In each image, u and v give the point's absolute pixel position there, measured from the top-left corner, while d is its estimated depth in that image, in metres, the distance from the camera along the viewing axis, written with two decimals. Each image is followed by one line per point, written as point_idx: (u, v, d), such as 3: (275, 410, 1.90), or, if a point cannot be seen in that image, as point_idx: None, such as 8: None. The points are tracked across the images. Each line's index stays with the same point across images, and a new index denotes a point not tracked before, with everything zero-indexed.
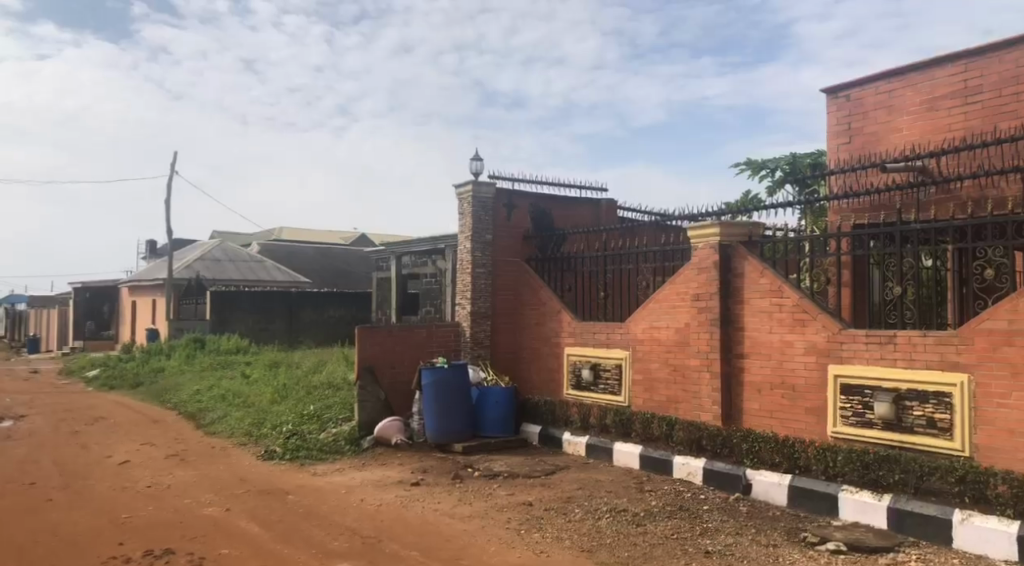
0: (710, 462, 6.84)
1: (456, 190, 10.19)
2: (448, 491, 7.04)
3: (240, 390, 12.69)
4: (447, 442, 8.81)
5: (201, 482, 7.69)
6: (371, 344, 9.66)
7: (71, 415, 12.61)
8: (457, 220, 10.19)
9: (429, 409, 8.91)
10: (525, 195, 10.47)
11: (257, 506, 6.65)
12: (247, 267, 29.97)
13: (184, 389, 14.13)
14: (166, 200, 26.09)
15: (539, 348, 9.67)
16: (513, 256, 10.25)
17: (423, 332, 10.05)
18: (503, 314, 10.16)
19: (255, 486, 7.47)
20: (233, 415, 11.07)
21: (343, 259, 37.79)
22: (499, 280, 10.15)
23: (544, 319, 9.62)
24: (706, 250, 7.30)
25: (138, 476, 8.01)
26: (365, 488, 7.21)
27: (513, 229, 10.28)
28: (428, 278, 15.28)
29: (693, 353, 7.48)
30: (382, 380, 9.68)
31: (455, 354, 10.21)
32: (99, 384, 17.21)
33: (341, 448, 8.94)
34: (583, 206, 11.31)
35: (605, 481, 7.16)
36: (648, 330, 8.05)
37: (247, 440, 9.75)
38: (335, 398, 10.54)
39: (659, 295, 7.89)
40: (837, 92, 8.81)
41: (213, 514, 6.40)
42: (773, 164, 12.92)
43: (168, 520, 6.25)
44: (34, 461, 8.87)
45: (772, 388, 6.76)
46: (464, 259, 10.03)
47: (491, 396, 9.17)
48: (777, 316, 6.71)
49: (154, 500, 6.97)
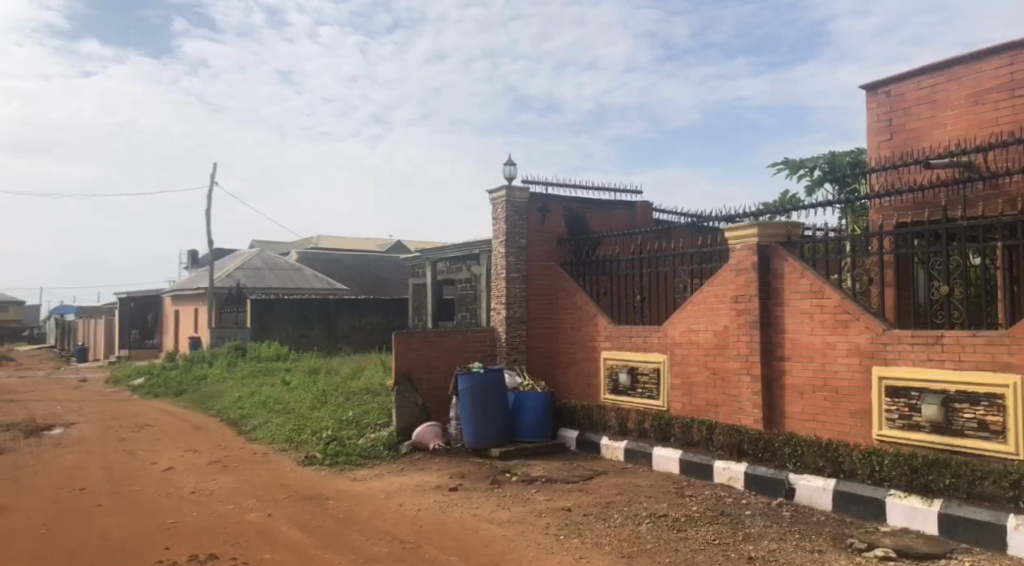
0: (752, 466, 6.72)
1: (490, 196, 10.21)
2: (486, 496, 7.04)
3: (280, 396, 12.86)
4: (484, 447, 8.82)
5: (244, 487, 7.81)
6: (407, 350, 9.72)
7: (117, 422, 12.91)
8: (492, 226, 10.20)
9: (465, 415, 8.93)
10: (559, 199, 10.45)
11: (298, 512, 6.72)
12: (286, 275, 30.45)
13: (226, 396, 14.37)
14: (208, 211, 26.67)
15: (575, 352, 9.63)
16: (547, 260, 10.23)
17: (459, 337, 10.08)
18: (539, 319, 10.14)
19: (296, 491, 7.55)
20: (274, 421, 11.22)
21: (378, 266, 38.17)
22: (534, 285, 10.14)
23: (580, 323, 9.57)
24: (744, 251, 7.19)
25: (182, 482, 8.18)
26: (404, 494, 7.25)
27: (547, 233, 10.27)
28: (462, 283, 15.35)
29: (732, 356, 7.37)
30: (419, 386, 9.73)
31: (490, 360, 10.23)
32: (144, 392, 17.60)
33: (380, 453, 9.00)
34: (617, 208, 11.24)
35: (645, 486, 7.08)
36: (686, 333, 7.96)
37: (288, 446, 9.88)
38: (373, 404, 10.62)
39: (697, 298, 7.80)
40: (878, 88, 8.64)
41: (256, 520, 6.49)
42: (811, 163, 12.69)
43: (212, 525, 6.36)
44: (83, 468, 9.11)
45: (814, 391, 6.63)
46: (499, 264, 10.05)
47: (527, 401, 9.15)
48: (819, 317, 6.58)
49: (198, 505, 7.10)
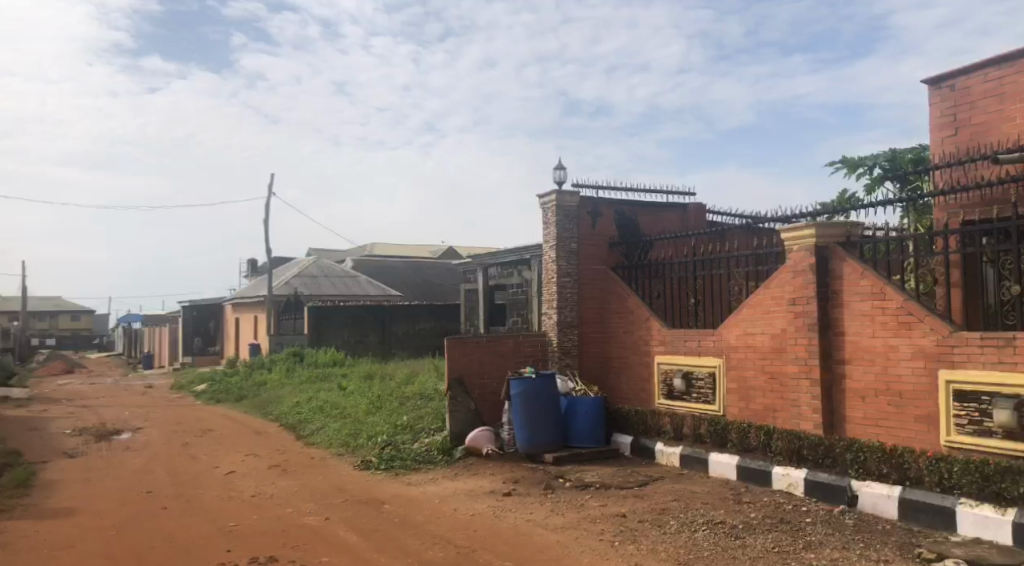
0: (812, 473, 6.55)
1: (540, 200, 10.21)
2: (540, 501, 7.04)
3: (337, 402, 13.09)
4: (537, 452, 8.82)
5: (302, 491, 7.97)
6: (460, 355, 9.79)
7: (182, 427, 13.33)
8: (542, 230, 10.21)
9: (518, 419, 8.95)
10: (610, 202, 10.39)
11: (354, 516, 6.83)
12: (341, 282, 31.02)
13: (285, 402, 14.71)
14: (266, 221, 27.39)
15: (628, 357, 9.54)
16: (599, 264, 10.19)
17: (511, 342, 10.11)
18: (591, 323, 10.10)
19: (353, 496, 7.67)
20: (331, 426, 11.43)
21: (430, 272, 38.55)
22: (585, 289, 10.10)
23: (632, 327, 9.49)
24: (801, 252, 7.03)
25: (243, 485, 8.41)
26: (458, 498, 7.30)
27: (598, 237, 10.22)
28: (514, 288, 15.38)
29: (790, 360, 7.21)
30: (472, 391, 9.79)
31: (542, 364, 10.23)
32: (206, 397, 18.14)
33: (435, 457, 9.08)
34: (670, 211, 11.13)
35: (701, 493, 6.97)
36: (742, 336, 7.81)
37: (345, 451, 10.06)
38: (427, 409, 10.73)
39: (753, 301, 7.66)
40: (941, 82, 8.37)
41: (314, 523, 6.61)
42: (871, 161, 12.33)
43: (272, 528, 6.51)
44: (150, 471, 9.44)
45: (877, 395, 6.43)
46: (550, 269, 10.04)
47: (580, 406, 9.12)
48: (880, 320, 6.38)
49: (258, 509, 7.28)
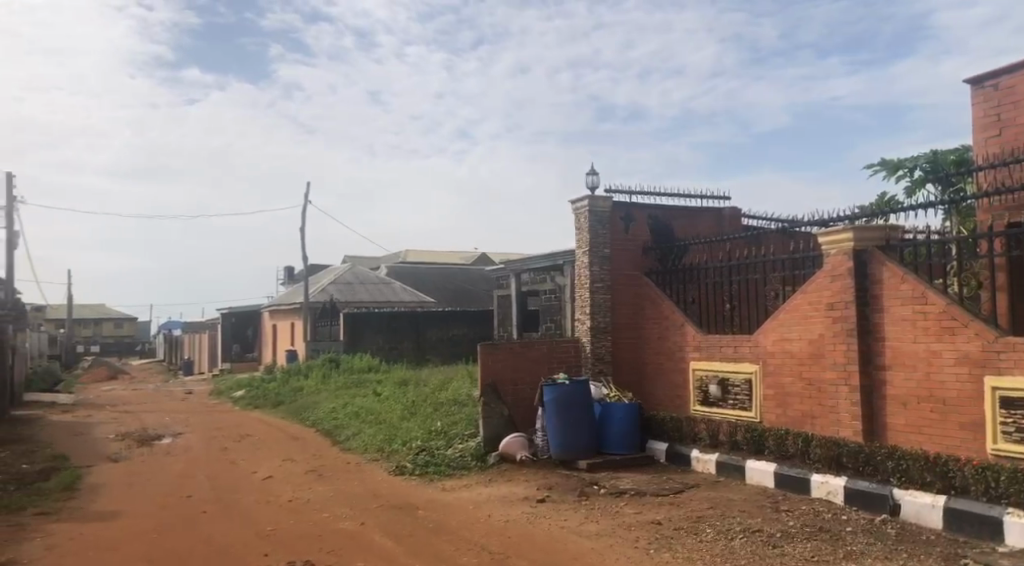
0: (852, 480, 6.42)
1: (573, 206, 10.21)
2: (574, 508, 7.01)
3: (372, 407, 13.22)
4: (571, 459, 8.79)
5: (338, 496, 8.06)
6: (493, 361, 9.82)
7: (221, 433, 13.58)
8: (575, 236, 10.19)
9: (551, 425, 8.93)
10: (643, 207, 10.34)
11: (389, 521, 6.89)
12: (376, 288, 31.32)
13: (321, 407, 14.89)
14: (302, 229, 27.81)
15: (662, 363, 9.46)
16: (632, 269, 10.14)
17: (545, 347, 10.11)
18: (624, 329, 10.05)
19: (388, 501, 7.74)
20: (366, 432, 11.55)
21: (464, 279, 38.70)
22: (619, 295, 10.06)
23: (666, 333, 9.41)
24: (839, 256, 6.92)
25: (280, 490, 8.52)
26: (492, 504, 7.31)
27: (631, 242, 10.18)
28: (547, 294, 15.38)
29: (829, 366, 7.09)
30: (505, 397, 9.81)
31: (576, 371, 10.21)
32: (245, 403, 18.46)
33: (469, 463, 9.11)
34: (704, 215, 11.04)
35: (737, 500, 6.89)
36: (779, 342, 7.71)
37: (380, 456, 10.15)
38: (460, 414, 10.77)
39: (790, 305, 7.55)
40: (983, 82, 8.18)
41: (349, 528, 6.68)
42: (911, 163, 12.08)
43: (309, 533, 6.59)
44: (190, 476, 9.62)
45: (919, 402, 6.29)
46: (583, 274, 10.02)
47: (614, 412, 9.07)
48: (922, 325, 6.24)
49: (295, 513, 7.37)
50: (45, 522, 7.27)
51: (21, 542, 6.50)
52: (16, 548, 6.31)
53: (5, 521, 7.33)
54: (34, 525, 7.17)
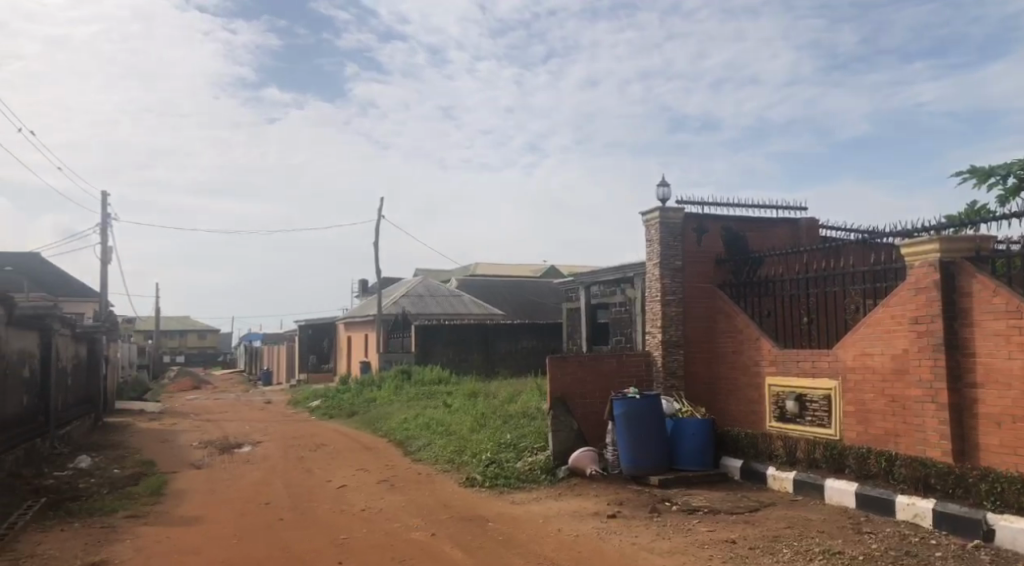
0: (941, 503, 6.12)
1: (643, 218, 10.14)
2: (645, 524, 6.92)
3: (443, 418, 13.39)
4: (642, 475, 8.68)
5: (410, 506, 8.19)
6: (563, 374, 9.81)
7: (298, 442, 14.00)
8: (646, 248, 10.11)
9: (622, 440, 8.84)
10: (716, 218, 10.19)
11: (459, 532, 6.96)
12: (447, 301, 31.77)
13: (393, 418, 15.17)
14: (375, 244, 28.55)
15: (736, 377, 9.24)
16: (705, 281, 9.98)
17: (615, 361, 10.04)
18: (697, 342, 9.88)
19: (459, 512, 7.81)
20: (437, 443, 11.70)
21: (532, 292, 38.81)
22: (691, 307, 9.90)
23: (741, 347, 9.19)
24: (924, 268, 6.64)
25: (354, 499, 8.72)
26: (562, 519, 7.29)
27: (704, 254, 10.03)
28: (617, 307, 15.28)
29: (914, 383, 6.79)
30: (574, 411, 9.77)
31: (647, 385, 10.10)
32: (321, 413, 18.98)
33: (538, 477, 9.11)
34: (780, 226, 10.79)
35: (816, 520, 6.65)
36: (860, 357, 7.43)
37: (450, 467, 10.27)
38: (530, 427, 10.79)
39: (871, 319, 7.29)
40: None
41: (420, 539, 6.77)
42: (1004, 170, 11.49)
43: (381, 542, 6.72)
44: (269, 484, 9.96)
45: (1015, 422, 5.93)
46: (654, 287, 9.92)
47: (687, 428, 8.92)
48: (1017, 340, 5.90)
49: (368, 522, 7.53)
50: (134, 525, 7.65)
51: (113, 543, 6.86)
52: (109, 549, 6.66)
53: (98, 523, 7.75)
54: (125, 527, 7.56)
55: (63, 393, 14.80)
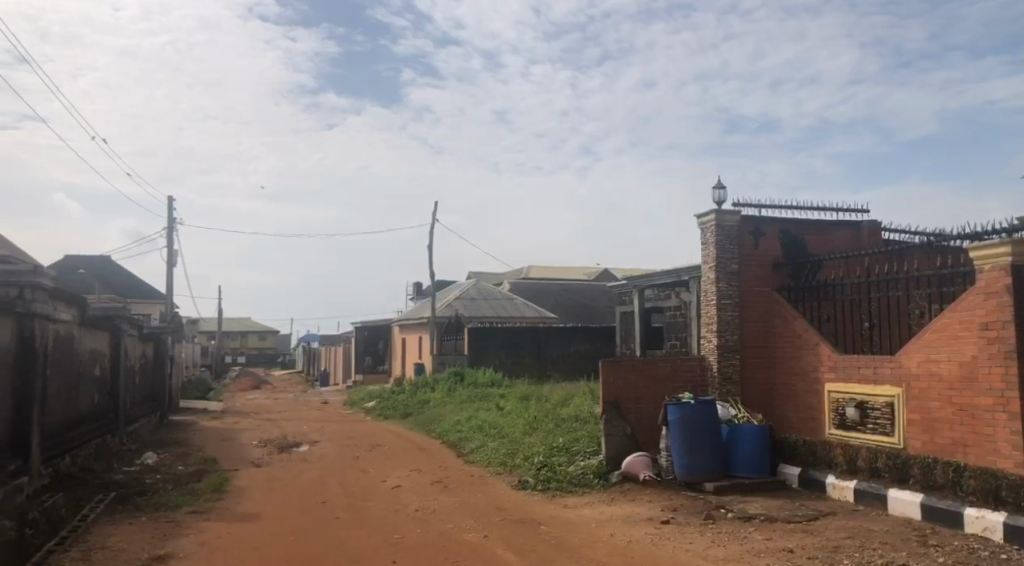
0: (1012, 516, 5.87)
1: (699, 221, 10.02)
2: (699, 531, 6.83)
3: (495, 421, 13.47)
4: (696, 481, 8.57)
5: (463, 508, 8.26)
6: (616, 378, 9.75)
7: (353, 442, 14.27)
8: (701, 251, 9.98)
9: (676, 446, 8.75)
10: (773, 221, 10.00)
11: (511, 535, 6.99)
12: (499, 303, 31.91)
13: (446, 420, 15.33)
14: (429, 246, 28.90)
15: (794, 384, 9.03)
16: (762, 286, 9.79)
17: (669, 365, 9.93)
18: (753, 348, 9.70)
19: (511, 515, 7.84)
20: (489, 446, 11.77)
21: (585, 295, 38.66)
22: (748, 312, 9.72)
23: (799, 353, 8.98)
24: (994, 272, 6.39)
25: (407, 500, 8.84)
26: (615, 523, 7.25)
27: (761, 257, 9.85)
28: (671, 311, 15.11)
29: (983, 391, 6.54)
30: (627, 415, 9.70)
31: (701, 391, 9.97)
32: (376, 414, 19.30)
33: (591, 481, 9.09)
34: (840, 229, 10.53)
35: (878, 532, 6.46)
36: (924, 364, 7.19)
37: (503, 470, 10.33)
38: (583, 431, 10.76)
39: (936, 325, 7.05)
40: None
41: (473, 540, 6.83)
42: None
43: (435, 542, 6.80)
44: (326, 482, 10.18)
45: None
46: (709, 291, 9.79)
47: (743, 434, 8.78)
48: None
49: (422, 523, 7.62)
50: (197, 520, 7.92)
51: (177, 537, 7.13)
52: (173, 543, 6.92)
53: (164, 518, 8.06)
54: (189, 522, 7.84)
55: (131, 391, 15.44)
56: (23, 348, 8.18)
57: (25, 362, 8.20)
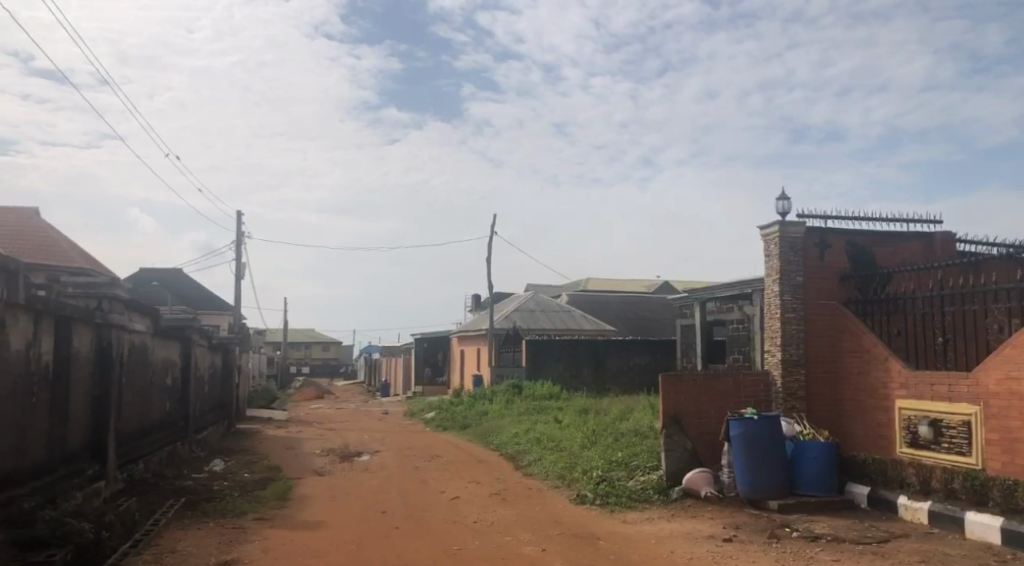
0: None
1: (762, 233, 9.82)
2: (763, 550, 6.66)
3: (553, 434, 13.44)
4: (760, 498, 8.37)
5: (521, 521, 8.27)
6: (676, 392, 9.61)
7: (413, 452, 14.45)
8: (765, 264, 9.77)
9: (738, 462, 8.56)
10: (840, 232, 9.72)
11: (570, 549, 6.96)
12: (558, 316, 31.84)
13: (505, 432, 15.38)
14: (489, 259, 29.11)
15: (862, 400, 8.73)
16: (828, 299, 9.52)
17: (732, 380, 9.73)
18: (819, 363, 9.42)
19: (569, 529, 7.81)
20: (547, 459, 11.75)
21: (645, 308, 38.26)
22: (813, 325, 9.46)
23: (868, 368, 8.68)
24: None
25: (466, 511, 8.89)
26: (676, 540, 7.14)
27: (827, 270, 9.58)
28: (734, 324, 14.82)
29: None
30: (688, 430, 9.54)
31: (765, 406, 9.73)
32: (435, 425, 19.50)
33: (651, 497, 8.96)
34: (912, 240, 10.17)
35: (955, 556, 6.18)
36: (1003, 382, 6.85)
37: (561, 483, 10.29)
38: (642, 446, 10.64)
39: (1017, 340, 6.70)
40: None
41: (531, 553, 6.83)
42: None
43: (493, 554, 6.83)
44: (386, 492, 10.33)
45: None
46: (773, 304, 9.56)
47: (808, 451, 8.54)
48: None
49: (481, 535, 7.66)
50: (262, 527, 8.14)
51: (243, 543, 7.35)
52: (240, 548, 7.14)
53: (230, 523, 8.33)
54: (254, 528, 8.07)
55: (201, 399, 16.00)
56: (100, 357, 8.56)
57: (103, 370, 8.61)
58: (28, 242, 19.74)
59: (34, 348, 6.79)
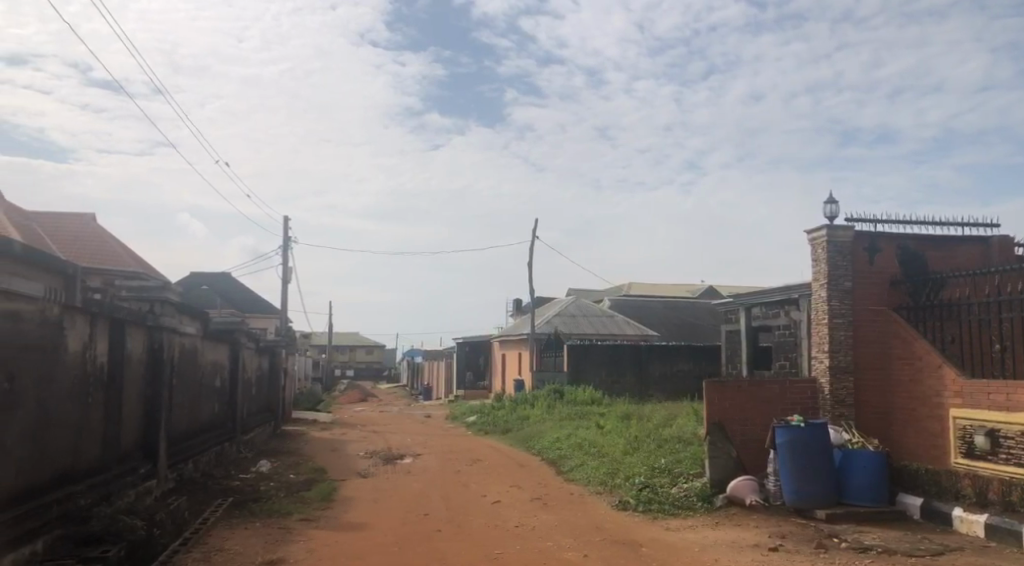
0: None
1: (809, 236, 9.63)
2: (810, 560, 6.52)
3: (595, 440, 13.36)
4: (807, 507, 8.19)
5: (562, 526, 8.24)
6: (720, 399, 9.47)
7: (455, 456, 14.54)
8: (812, 268, 9.57)
9: (784, 470, 8.40)
10: (891, 236, 9.48)
11: (611, 555, 6.91)
12: (600, 321, 31.67)
13: (546, 437, 15.36)
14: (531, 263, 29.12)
15: (914, 409, 8.48)
16: (878, 304, 9.29)
17: (777, 386, 9.54)
18: (869, 370, 9.19)
19: (611, 536, 7.75)
20: (589, 464, 11.68)
21: (688, 314, 37.78)
22: (862, 331, 9.22)
23: (920, 375, 8.43)
24: None
25: (507, 515, 8.90)
26: (720, 548, 7.02)
27: (877, 274, 9.35)
28: (780, 330, 14.54)
29: None
30: (733, 437, 9.39)
31: (813, 414, 9.52)
32: (476, 429, 19.57)
33: (694, 504, 8.84)
34: (966, 244, 9.87)
35: None
36: None
37: (603, 489, 10.22)
38: (685, 453, 10.49)
39: None
40: None
41: (572, 559, 6.79)
42: None
43: (533, 559, 6.81)
44: (428, 495, 10.40)
45: None
46: (820, 309, 9.36)
47: (857, 460, 8.33)
48: None
49: (522, 539, 7.65)
50: (307, 528, 8.27)
51: (288, 543, 7.46)
52: (284, 549, 7.26)
53: (276, 523, 8.48)
54: (299, 529, 8.20)
55: (248, 401, 16.32)
56: (151, 359, 8.81)
57: (154, 371, 8.85)
58: (85, 247, 20.46)
59: (90, 350, 7.03)
